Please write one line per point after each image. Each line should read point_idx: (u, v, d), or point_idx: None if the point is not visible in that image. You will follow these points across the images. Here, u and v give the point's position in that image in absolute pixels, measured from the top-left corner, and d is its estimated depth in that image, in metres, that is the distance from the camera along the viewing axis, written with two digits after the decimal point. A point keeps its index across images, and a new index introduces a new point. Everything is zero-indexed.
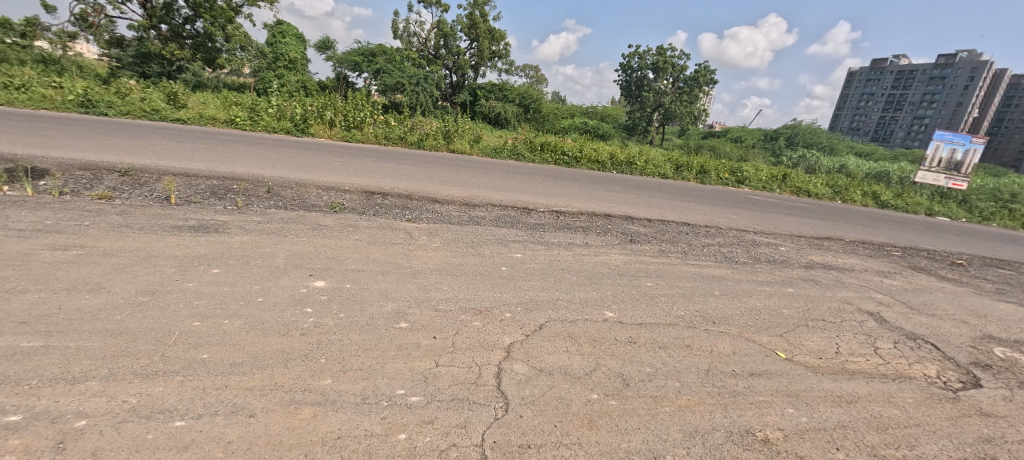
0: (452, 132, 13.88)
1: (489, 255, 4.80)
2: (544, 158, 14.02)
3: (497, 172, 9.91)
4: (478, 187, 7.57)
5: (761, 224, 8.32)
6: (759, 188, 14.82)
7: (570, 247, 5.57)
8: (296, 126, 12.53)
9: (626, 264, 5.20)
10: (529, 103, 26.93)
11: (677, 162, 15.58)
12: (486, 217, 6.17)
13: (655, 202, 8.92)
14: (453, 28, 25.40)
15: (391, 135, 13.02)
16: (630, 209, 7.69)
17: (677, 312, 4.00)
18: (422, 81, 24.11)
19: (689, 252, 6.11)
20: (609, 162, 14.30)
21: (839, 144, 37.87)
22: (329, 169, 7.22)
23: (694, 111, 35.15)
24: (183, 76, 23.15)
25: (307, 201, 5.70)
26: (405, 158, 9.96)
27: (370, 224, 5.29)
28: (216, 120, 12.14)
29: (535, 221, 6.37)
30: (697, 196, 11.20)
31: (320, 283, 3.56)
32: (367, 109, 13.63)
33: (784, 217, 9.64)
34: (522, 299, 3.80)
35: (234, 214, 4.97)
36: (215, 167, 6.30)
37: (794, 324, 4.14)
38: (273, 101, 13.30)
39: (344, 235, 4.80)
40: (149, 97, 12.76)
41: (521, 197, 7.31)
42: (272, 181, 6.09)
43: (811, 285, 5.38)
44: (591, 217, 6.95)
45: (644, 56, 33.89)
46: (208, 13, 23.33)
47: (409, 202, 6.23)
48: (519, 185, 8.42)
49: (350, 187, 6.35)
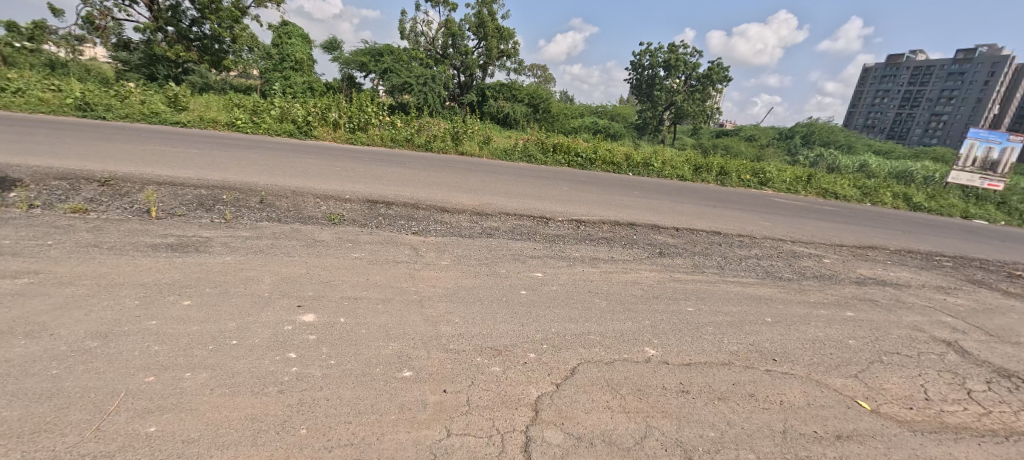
0: (461, 133, 13.33)
1: (505, 276, 4.22)
2: (557, 159, 13.43)
3: (509, 176, 9.35)
4: (490, 193, 7.01)
5: (797, 232, 7.66)
6: (782, 190, 14.09)
7: (594, 262, 4.98)
8: (299, 128, 12.04)
9: (661, 283, 4.59)
10: (539, 102, 26.31)
11: (696, 163, 14.87)
12: (500, 228, 5.61)
13: (680, 207, 8.29)
14: (461, 27, 24.89)
15: (397, 137, 12.49)
16: (655, 217, 7.08)
17: (730, 347, 3.39)
18: (430, 81, 23.60)
19: (726, 267, 5.49)
20: (625, 164, 13.66)
21: (858, 142, 36.81)
22: (328, 175, 6.70)
23: (708, 110, 34.34)
24: (190, 79, 22.87)
25: (303, 213, 5.17)
26: (411, 162, 9.42)
27: (371, 238, 4.74)
28: (216, 123, 11.71)
29: (554, 232, 5.78)
30: (721, 200, 10.53)
31: (308, 317, 3.00)
32: (372, 110, 13.15)
33: (819, 223, 8.94)
34: (547, 334, 3.22)
35: (220, 229, 4.45)
36: (204, 174, 5.79)
37: (866, 361, 3.52)
38: (275, 103, 12.86)
39: (341, 252, 4.26)
40: (149, 99, 12.37)
41: (536, 204, 6.73)
42: (266, 189, 5.57)
43: (871, 307, 4.73)
44: (614, 226, 6.35)
45: (656, 54, 33.13)
46: (214, 15, 23.01)
47: (415, 211, 5.67)
48: (533, 190, 7.84)
49: (351, 196, 5.82)
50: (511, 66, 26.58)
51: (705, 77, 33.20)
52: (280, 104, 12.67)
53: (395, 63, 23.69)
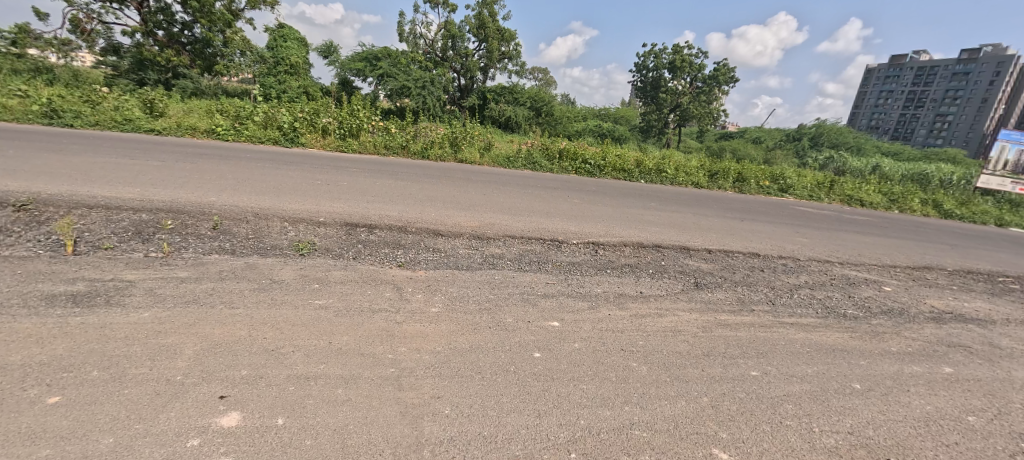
0: (459, 139, 12.43)
1: (512, 328, 3.28)
2: (563, 166, 12.51)
3: (512, 186, 8.44)
4: (492, 210, 6.08)
5: (842, 250, 6.71)
6: (805, 197, 13.13)
7: (621, 301, 4.03)
8: (285, 135, 11.14)
9: (708, 331, 3.66)
10: (541, 105, 25.44)
11: (711, 168, 13.92)
12: (504, 256, 4.68)
13: (704, 221, 7.38)
14: (461, 28, 24.00)
15: (391, 143, 11.56)
16: (682, 236, 6.14)
17: (824, 442, 2.46)
18: (429, 84, 22.71)
19: (779, 301, 4.54)
20: (636, 170, 12.74)
21: (867, 143, 35.85)
22: (304, 191, 5.80)
23: (714, 112, 33.45)
24: (181, 83, 22.03)
25: (264, 242, 4.25)
26: (404, 172, 8.49)
27: (344, 276, 3.80)
28: (195, 130, 10.84)
29: (569, 260, 4.85)
30: (745, 210, 9.59)
31: (227, 420, 2.07)
32: (364, 114, 12.23)
33: (860, 238, 7.98)
34: (575, 432, 2.28)
35: (152, 269, 3.54)
36: (152, 193, 4.89)
37: (1008, 454, 2.58)
38: (260, 107, 11.98)
39: (302, 298, 3.32)
40: (124, 105, 11.51)
41: (545, 223, 5.80)
42: (223, 212, 4.65)
43: (970, 359, 3.78)
44: (637, 249, 5.43)
45: (661, 55, 32.18)
46: (205, 17, 22.20)
47: (403, 237, 4.74)
48: (540, 204, 6.92)
49: (329, 217, 4.91)
50: (513, 68, 25.70)
51: (710, 78, 32.35)
52: (265, 109, 11.78)
53: (393, 66, 22.81)
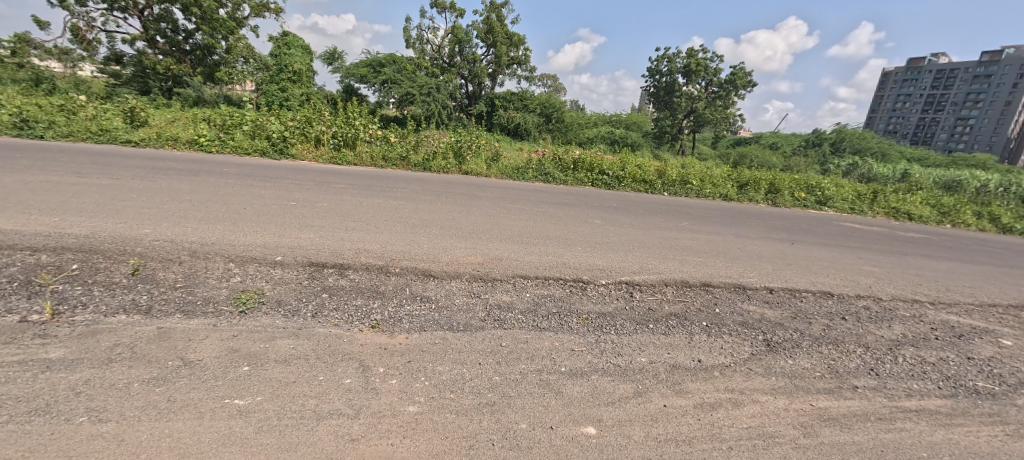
0: (465, 149, 11.41)
1: (526, 445, 2.18)
2: (578, 177, 11.38)
3: (522, 203, 7.37)
4: (499, 237, 4.99)
5: (926, 283, 5.50)
6: (846, 210, 11.85)
7: (676, 378, 2.90)
8: (273, 146, 10.15)
9: (812, 434, 2.52)
10: (551, 112, 24.45)
11: (740, 178, 12.70)
12: (514, 307, 3.58)
13: (751, 247, 6.23)
14: (468, 33, 23.03)
15: (390, 154, 10.53)
16: (732, 269, 5.00)
17: None
18: (434, 91, 21.87)
19: (884, 370, 3.39)
20: (659, 181, 11.57)
21: (891, 148, 34.20)
22: (269, 216, 4.77)
23: (730, 117, 32.07)
24: (182, 92, 21.31)
25: (195, 295, 3.21)
26: (400, 188, 7.42)
27: (292, 350, 2.73)
28: (177, 141, 9.90)
29: (598, 310, 3.74)
30: (790, 228, 8.37)
31: None
32: (360, 123, 11.20)
33: (935, 264, 6.73)
34: None
35: (13, 349, 2.49)
36: (69, 226, 3.87)
37: None
38: (249, 115, 11.02)
39: (216, 396, 2.26)
40: (103, 114, 10.61)
41: (566, 255, 4.69)
42: (151, 250, 3.61)
43: None
44: (682, 291, 4.30)
45: (675, 59, 30.94)
46: (205, 23, 21.38)
47: (384, 282, 3.66)
48: (558, 228, 5.81)
49: (291, 251, 3.87)
50: (522, 74, 24.68)
51: (727, 82, 30.89)
52: (254, 117, 10.81)
53: (397, 72, 21.90)
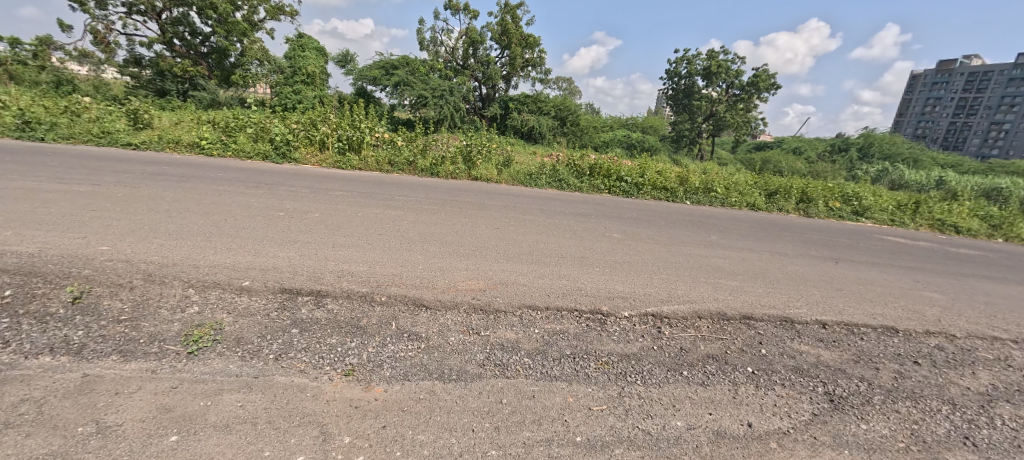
0: (475, 154, 10.87)
1: None
2: (594, 184, 10.71)
3: (533, 213, 6.78)
4: (507, 257, 4.39)
5: (1001, 315, 4.77)
6: (885, 222, 10.98)
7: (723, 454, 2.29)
8: (276, 150, 9.73)
9: None
10: (566, 115, 23.83)
11: (768, 185, 11.91)
12: (520, 348, 3.00)
13: (791, 267, 5.53)
14: (482, 34, 22.52)
15: (396, 159, 10.04)
16: (774, 298, 4.33)
17: None
18: (447, 93, 21.46)
19: (979, 439, 2.73)
20: (681, 189, 10.84)
21: (923, 154, 32.65)
22: (249, 230, 4.26)
23: (752, 121, 30.97)
24: (196, 94, 21.34)
25: (139, 330, 2.69)
26: (402, 196, 6.89)
27: (240, 412, 2.19)
28: (177, 143, 9.52)
29: (620, 352, 3.13)
30: (830, 244, 7.61)
31: None
32: (366, 125, 10.73)
33: (1002, 289, 5.94)
34: None
35: None
36: (16, 243, 3.39)
37: None
38: (253, 117, 10.63)
39: None
40: (106, 116, 10.31)
41: (583, 280, 4.08)
42: (99, 273, 3.10)
43: None
44: (719, 325, 3.66)
45: (695, 61, 29.98)
46: (221, 26, 21.18)
47: (366, 313, 3.11)
48: (574, 245, 5.21)
49: (264, 274, 3.34)
50: (537, 76, 24.09)
51: (749, 85, 29.76)
52: (257, 119, 10.41)
53: (410, 74, 21.55)
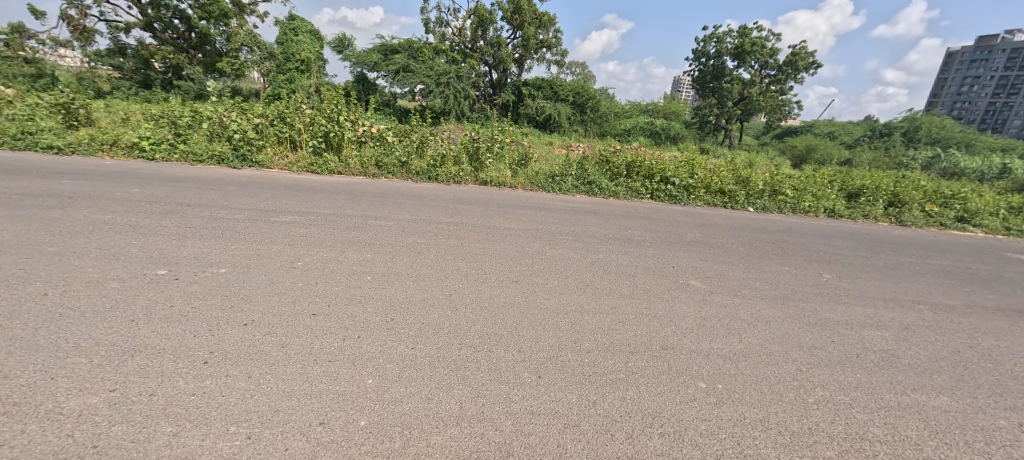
0: (483, 151, 8.81)
1: None
2: (631, 186, 8.60)
3: (568, 244, 4.73)
4: (541, 370, 2.36)
5: None
6: (999, 231, 8.69)
7: None
8: (236, 151, 7.79)
9: None
10: (585, 100, 21.48)
11: (845, 185, 9.65)
12: None
13: (990, 345, 3.40)
14: (492, 12, 20.12)
15: (385, 160, 8.04)
16: None
17: None
18: (454, 79, 19.37)
19: None
20: (742, 192, 8.67)
21: (976, 137, 29.47)
22: (61, 328, 2.32)
23: (787, 103, 28.10)
24: (182, 84, 19.41)
25: None
26: (382, 219, 4.91)
27: None
28: (114, 145, 7.62)
29: None
30: (981, 277, 5.40)
31: None
32: (350, 116, 8.68)
33: None
34: None
35: None
36: None
37: None
38: (210, 108, 8.64)
39: None
40: (34, 112, 8.43)
41: (696, 434, 2.03)
42: None
43: None
44: None
45: (725, 38, 27.09)
46: (203, 8, 18.93)
47: None
48: (646, 317, 3.14)
49: None
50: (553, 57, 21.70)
51: (786, 64, 26.79)
52: (215, 109, 8.43)
53: (412, 59, 19.65)
